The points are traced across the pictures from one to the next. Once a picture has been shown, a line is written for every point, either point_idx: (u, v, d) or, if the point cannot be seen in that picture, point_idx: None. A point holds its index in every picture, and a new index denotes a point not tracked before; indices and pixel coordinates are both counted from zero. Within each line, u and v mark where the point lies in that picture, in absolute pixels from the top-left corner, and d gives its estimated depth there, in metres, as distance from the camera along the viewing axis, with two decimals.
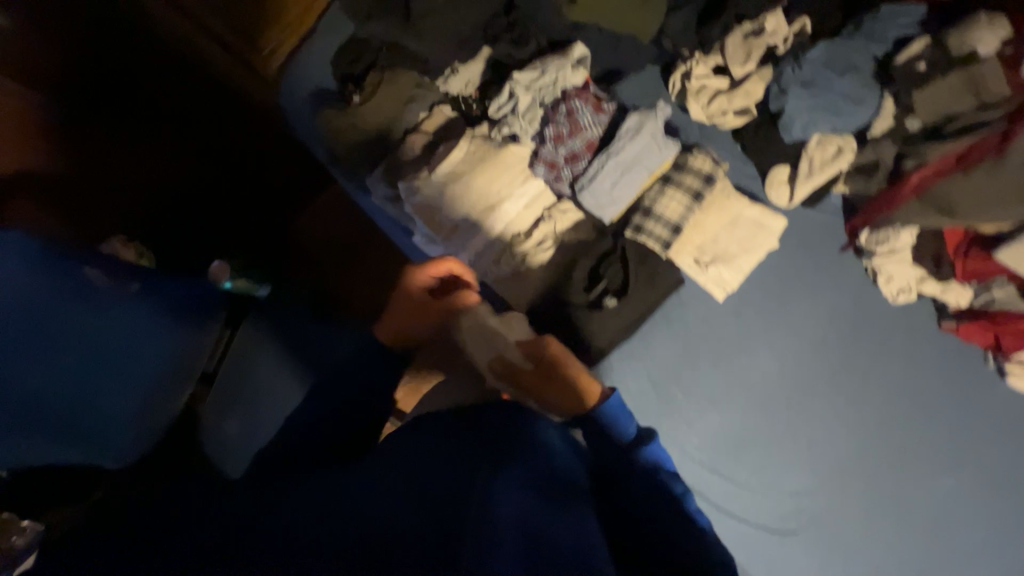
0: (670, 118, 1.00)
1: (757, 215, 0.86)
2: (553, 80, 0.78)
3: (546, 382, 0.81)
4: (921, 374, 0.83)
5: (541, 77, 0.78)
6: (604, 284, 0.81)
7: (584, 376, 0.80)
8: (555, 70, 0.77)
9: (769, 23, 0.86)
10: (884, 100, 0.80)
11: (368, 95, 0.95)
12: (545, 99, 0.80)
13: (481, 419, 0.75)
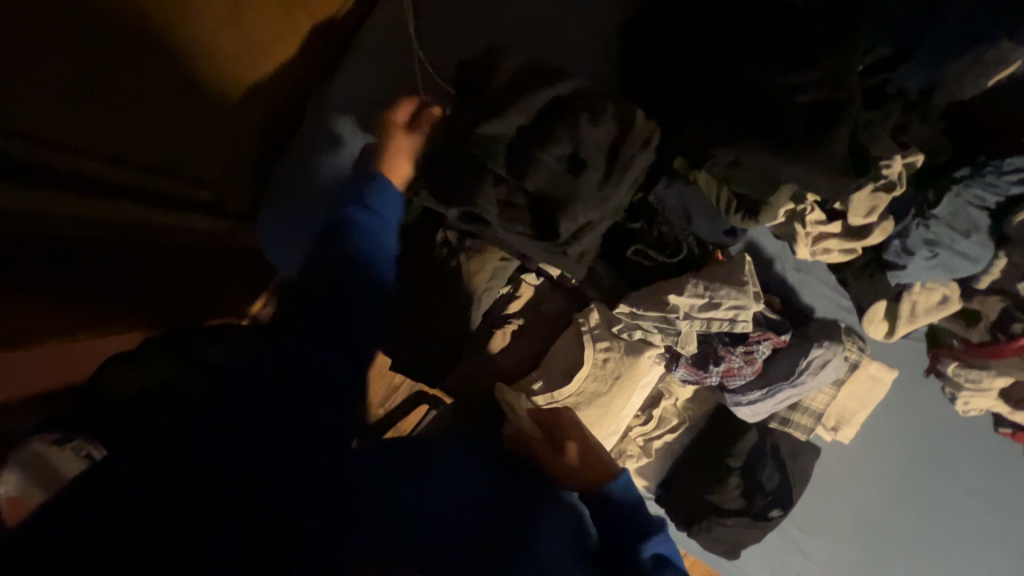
0: (764, 245, 0.93)
1: (875, 369, 0.85)
2: (729, 318, 0.66)
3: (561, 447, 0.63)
4: (1000, 483, 0.94)
5: (714, 310, 0.65)
6: (761, 489, 0.79)
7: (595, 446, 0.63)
8: (733, 311, 0.65)
9: (898, 176, 0.78)
10: (996, 261, 0.81)
11: (450, 288, 0.75)
12: (712, 329, 0.67)
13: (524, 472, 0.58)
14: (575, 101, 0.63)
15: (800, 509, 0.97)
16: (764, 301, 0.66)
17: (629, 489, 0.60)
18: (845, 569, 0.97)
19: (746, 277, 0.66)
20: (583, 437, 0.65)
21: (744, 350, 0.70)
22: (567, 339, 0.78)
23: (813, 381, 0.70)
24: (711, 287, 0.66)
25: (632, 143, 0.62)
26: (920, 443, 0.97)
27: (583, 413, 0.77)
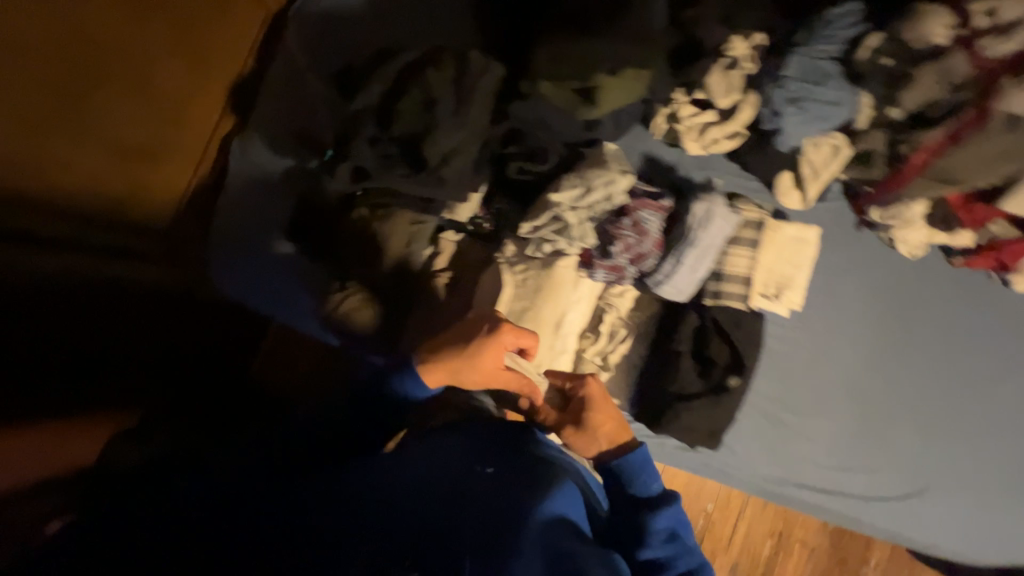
0: (661, 155, 1.00)
1: (795, 230, 0.88)
2: (605, 196, 0.73)
3: (581, 432, 0.72)
4: (954, 309, 0.97)
5: (590, 194, 0.73)
6: (716, 365, 0.81)
7: (614, 425, 0.72)
8: (605, 187, 0.72)
9: (740, 51, 0.86)
10: (863, 97, 0.86)
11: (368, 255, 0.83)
12: (598, 213, 0.74)
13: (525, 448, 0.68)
14: (420, 60, 0.74)
15: (793, 399, 0.93)
16: (630, 172, 0.73)
17: (641, 466, 0.68)
18: (857, 449, 0.93)
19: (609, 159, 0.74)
20: (598, 407, 0.72)
21: (635, 224, 0.76)
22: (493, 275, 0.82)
23: (706, 236, 0.74)
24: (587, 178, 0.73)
25: (477, 79, 0.72)
26: (874, 297, 0.97)
27: None
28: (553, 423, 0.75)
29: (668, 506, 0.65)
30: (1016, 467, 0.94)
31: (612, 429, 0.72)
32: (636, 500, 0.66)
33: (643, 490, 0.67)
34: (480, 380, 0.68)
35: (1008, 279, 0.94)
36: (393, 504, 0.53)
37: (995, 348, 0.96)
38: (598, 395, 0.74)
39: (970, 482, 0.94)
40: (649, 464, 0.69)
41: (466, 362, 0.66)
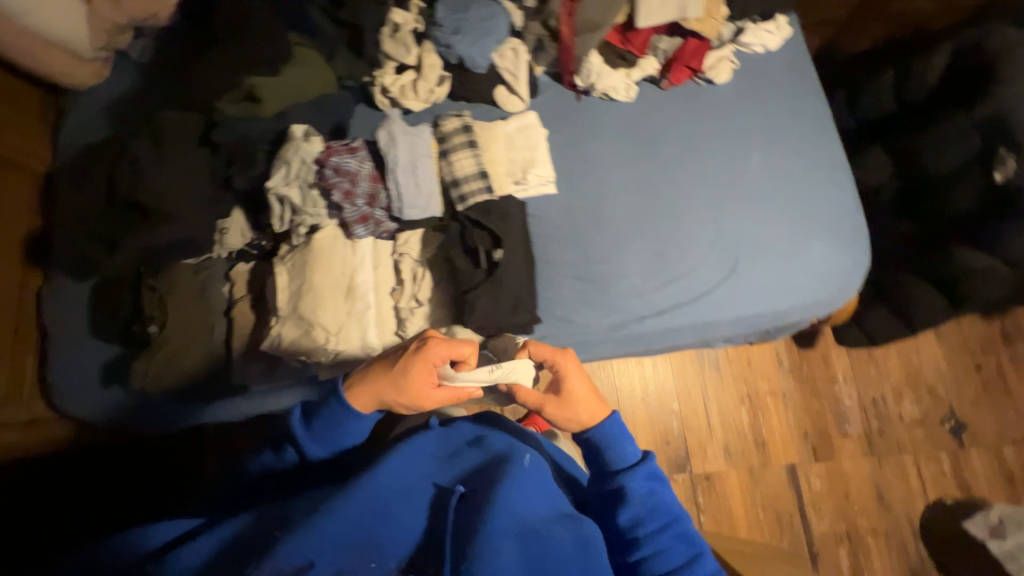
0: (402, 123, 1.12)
1: (514, 124, 1.03)
2: (302, 164, 0.83)
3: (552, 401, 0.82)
4: (685, 116, 1.09)
5: (290, 167, 0.83)
6: (482, 251, 0.90)
7: (591, 402, 0.82)
8: (295, 156, 0.83)
9: (398, 18, 1.05)
10: (505, 5, 1.04)
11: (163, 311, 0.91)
12: (309, 179, 0.85)
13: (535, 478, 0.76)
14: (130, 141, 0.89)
15: (594, 252, 1.02)
16: (312, 134, 0.84)
17: (645, 480, 0.78)
18: (667, 263, 1.01)
19: (293, 135, 0.84)
20: (576, 384, 0.82)
21: (336, 169, 0.82)
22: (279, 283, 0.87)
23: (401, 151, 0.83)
24: (288, 164, 0.83)
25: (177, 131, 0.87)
26: (616, 140, 1.09)
27: (316, 315, 0.85)
28: (537, 398, 0.83)
29: (700, 547, 0.74)
30: (801, 210, 1.03)
31: (588, 406, 0.82)
32: (608, 462, 0.79)
33: (626, 464, 0.78)
34: (423, 395, 0.76)
35: (707, 76, 1.10)
36: (358, 501, 0.64)
37: (734, 128, 1.08)
38: (573, 366, 0.83)
39: (773, 237, 1.03)
40: (625, 434, 0.81)
41: (398, 384, 0.74)
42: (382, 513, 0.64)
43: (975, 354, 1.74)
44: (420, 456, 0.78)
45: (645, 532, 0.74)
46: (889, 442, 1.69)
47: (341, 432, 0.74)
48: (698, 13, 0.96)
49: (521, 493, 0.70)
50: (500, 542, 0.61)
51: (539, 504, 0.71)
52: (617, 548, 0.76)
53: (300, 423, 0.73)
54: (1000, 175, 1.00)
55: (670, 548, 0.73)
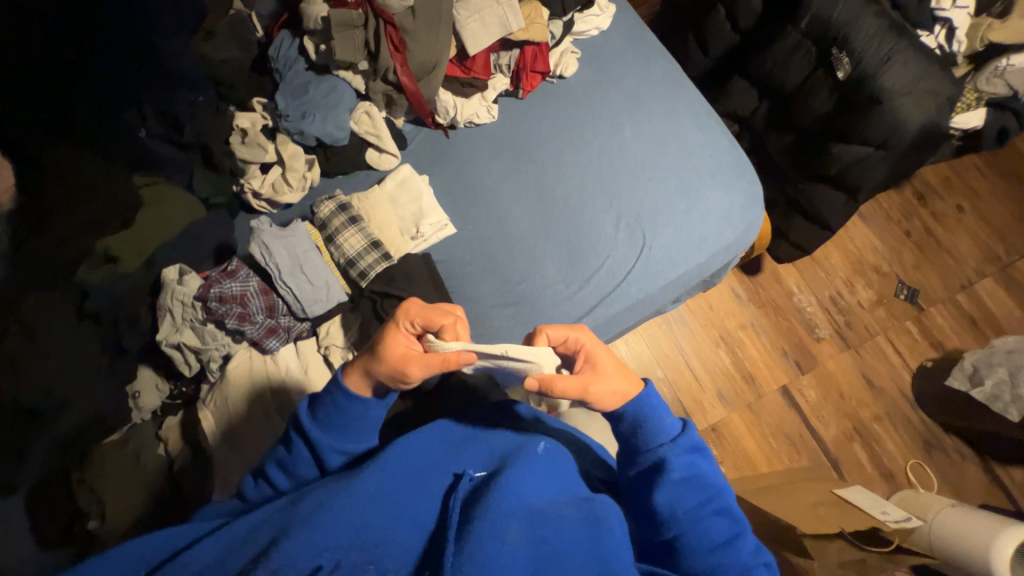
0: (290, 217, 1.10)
1: (392, 183, 1.02)
2: (184, 305, 0.80)
3: (590, 381, 0.71)
4: (549, 118, 1.12)
5: (173, 313, 0.80)
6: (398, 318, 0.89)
7: (621, 373, 0.74)
8: (174, 301, 0.79)
9: (245, 122, 1.04)
10: (341, 75, 1.03)
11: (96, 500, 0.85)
12: (198, 316, 0.81)
13: (551, 460, 0.74)
14: None
15: (510, 274, 1.02)
16: (185, 271, 0.81)
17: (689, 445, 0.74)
18: (580, 259, 1.03)
19: (166, 280, 0.80)
20: (603, 355, 0.74)
21: (221, 299, 0.80)
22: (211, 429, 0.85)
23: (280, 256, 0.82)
24: (171, 311, 0.80)
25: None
26: (495, 162, 1.10)
27: (252, 445, 0.83)
28: (576, 386, 0.70)
29: (739, 526, 0.72)
30: (684, 163, 1.06)
31: (620, 380, 0.74)
32: (649, 437, 0.73)
33: (668, 438, 0.73)
34: (403, 362, 0.68)
35: (557, 73, 1.13)
36: (368, 498, 0.61)
37: (597, 112, 1.11)
38: (593, 342, 0.74)
39: (668, 198, 1.05)
40: (664, 407, 0.75)
41: (375, 351, 0.70)
42: (394, 507, 0.62)
43: (901, 223, 1.83)
44: (434, 444, 0.74)
45: (684, 513, 0.70)
46: (859, 330, 1.75)
47: (345, 427, 0.71)
48: (520, 23, 0.99)
49: (528, 475, 0.68)
50: (505, 525, 0.59)
51: (546, 489, 0.69)
52: (651, 528, 0.72)
53: (308, 419, 0.71)
54: (842, 71, 1.06)
55: (711, 526, 0.70)
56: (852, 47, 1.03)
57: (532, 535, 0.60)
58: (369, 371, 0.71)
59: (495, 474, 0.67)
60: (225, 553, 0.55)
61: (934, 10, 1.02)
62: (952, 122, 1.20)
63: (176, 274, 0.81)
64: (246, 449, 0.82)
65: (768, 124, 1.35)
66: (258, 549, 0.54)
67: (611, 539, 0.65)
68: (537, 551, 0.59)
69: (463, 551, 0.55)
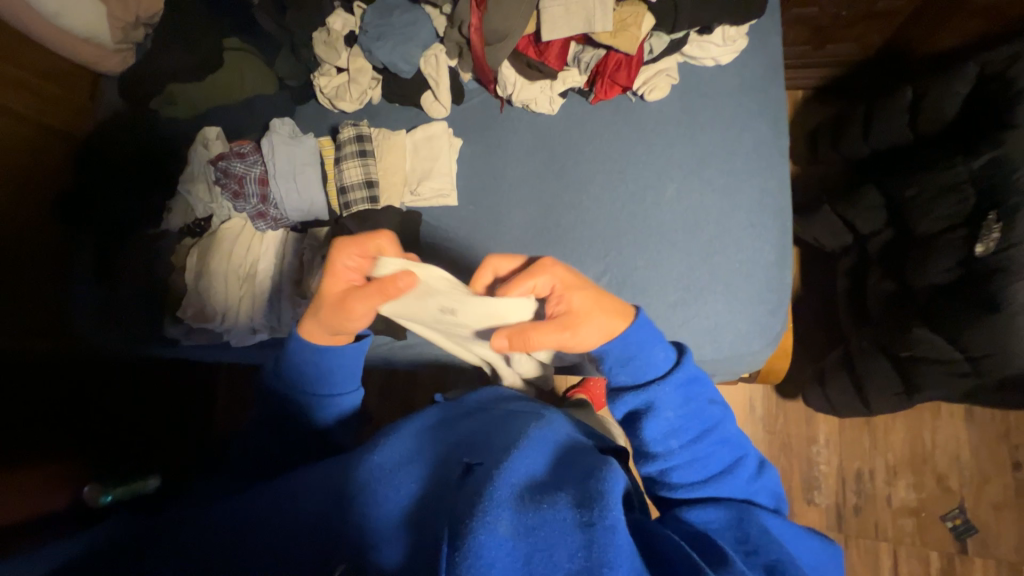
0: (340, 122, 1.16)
1: (421, 135, 1.04)
2: (205, 166, 0.97)
3: (574, 322, 0.65)
4: (603, 138, 1.01)
5: (195, 166, 0.98)
6: None
7: (603, 301, 0.67)
8: (200, 158, 0.97)
9: (336, 22, 1.09)
10: (428, 11, 1.04)
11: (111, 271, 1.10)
12: (210, 178, 0.97)
13: (537, 447, 0.64)
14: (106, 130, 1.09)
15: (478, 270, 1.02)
16: (217, 137, 0.97)
17: (689, 368, 0.68)
18: None
19: (201, 138, 0.97)
20: (578, 285, 0.67)
21: (227, 173, 0.94)
22: (193, 265, 1.02)
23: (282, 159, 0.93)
24: (197, 163, 0.97)
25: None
26: (525, 158, 1.05)
27: (219, 289, 1.01)
28: (552, 339, 0.65)
29: (744, 449, 0.68)
30: (707, 254, 0.93)
31: (602, 309, 0.67)
32: (643, 360, 0.67)
33: (654, 374, 0.66)
34: (344, 298, 0.72)
35: (638, 92, 0.99)
36: (363, 467, 0.62)
37: (654, 154, 0.98)
38: (563, 273, 0.68)
39: (665, 282, 0.93)
40: (653, 337, 0.68)
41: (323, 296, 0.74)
42: (381, 470, 0.61)
43: (1016, 449, 1.39)
44: (423, 430, 0.69)
45: (676, 448, 0.65)
46: (867, 524, 1.44)
47: (316, 373, 0.79)
48: (607, 27, 0.87)
49: (517, 456, 0.59)
50: (497, 518, 0.51)
51: (535, 466, 0.61)
52: (645, 464, 0.68)
53: (271, 372, 0.82)
54: (982, 246, 0.78)
55: (710, 456, 0.65)
56: (1011, 224, 0.75)
57: (525, 528, 0.52)
58: (342, 327, 0.74)
59: (494, 459, 0.59)
60: (236, 515, 0.60)
61: None
62: None
63: (208, 137, 0.97)
64: (211, 292, 1.00)
65: (879, 256, 1.07)
66: (270, 505, 0.60)
67: (614, 542, 0.51)
68: (529, 543, 0.51)
69: (460, 550, 0.49)
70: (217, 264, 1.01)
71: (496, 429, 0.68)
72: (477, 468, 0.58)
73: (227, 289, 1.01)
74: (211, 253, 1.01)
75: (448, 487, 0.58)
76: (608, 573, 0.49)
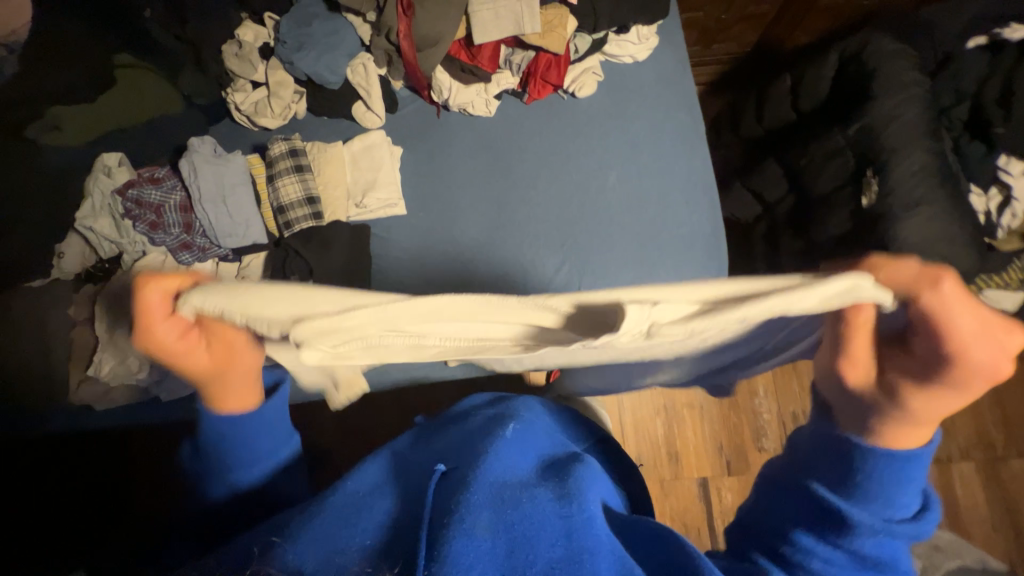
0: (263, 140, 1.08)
1: (358, 145, 1.01)
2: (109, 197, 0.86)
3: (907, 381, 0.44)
4: (541, 137, 1.06)
5: (96, 199, 0.87)
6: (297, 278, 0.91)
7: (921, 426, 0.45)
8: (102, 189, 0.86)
9: (248, 34, 1.03)
10: (350, 19, 1.01)
11: None
12: (116, 209, 0.86)
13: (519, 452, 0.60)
14: None
15: (436, 277, 0.99)
16: (120, 163, 0.87)
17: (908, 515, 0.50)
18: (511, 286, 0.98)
19: (102, 166, 0.87)
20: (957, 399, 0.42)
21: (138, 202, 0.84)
22: (105, 311, 0.89)
23: (205, 181, 0.85)
24: (97, 194, 0.86)
25: None
26: (467, 162, 1.05)
27: (134, 343, 0.88)
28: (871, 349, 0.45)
29: None
30: (650, 234, 1.00)
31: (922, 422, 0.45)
32: (888, 479, 0.48)
33: (891, 505, 0.49)
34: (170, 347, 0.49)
35: (570, 90, 1.04)
36: (339, 510, 0.51)
37: (590, 149, 1.04)
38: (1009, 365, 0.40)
39: (619, 265, 0.98)
40: (909, 480, 0.48)
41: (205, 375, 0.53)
42: (370, 514, 0.51)
43: None
44: (412, 463, 0.60)
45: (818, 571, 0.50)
46: None
47: (274, 426, 0.61)
48: (535, 29, 0.92)
49: (497, 454, 0.57)
50: (473, 516, 0.46)
51: (516, 464, 0.57)
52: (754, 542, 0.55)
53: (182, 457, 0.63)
54: (866, 198, 0.93)
55: None
56: (884, 177, 0.90)
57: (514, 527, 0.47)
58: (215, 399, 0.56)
59: (474, 461, 0.55)
60: None
61: (997, 168, 0.86)
62: (977, 294, 1.06)
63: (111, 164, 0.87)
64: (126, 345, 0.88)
65: (786, 219, 1.22)
66: None
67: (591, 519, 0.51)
68: (512, 538, 0.46)
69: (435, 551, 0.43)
70: (132, 314, 0.88)
71: (478, 436, 0.63)
72: (469, 468, 0.53)
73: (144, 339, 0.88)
74: (125, 300, 0.88)
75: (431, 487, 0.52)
76: (589, 560, 0.46)
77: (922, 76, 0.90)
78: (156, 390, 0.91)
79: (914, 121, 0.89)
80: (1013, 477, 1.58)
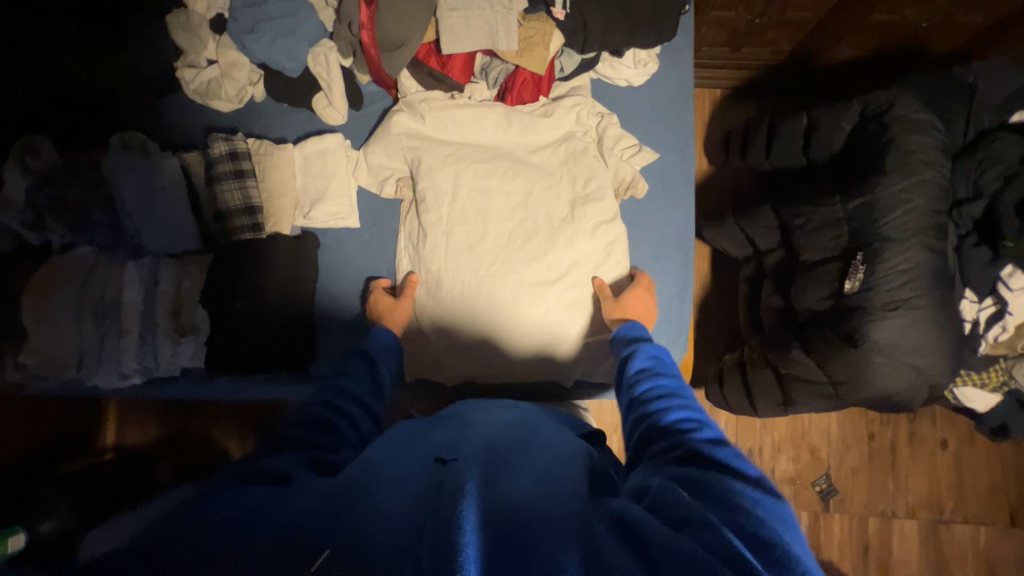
0: (210, 122, 0.96)
1: (310, 147, 0.93)
2: (37, 188, 0.85)
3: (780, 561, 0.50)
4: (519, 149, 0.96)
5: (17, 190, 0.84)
6: (230, 290, 0.89)
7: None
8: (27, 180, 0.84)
9: (199, 2, 0.91)
10: (313, 1, 0.91)
11: None
12: (46, 201, 0.85)
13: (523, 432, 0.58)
14: None
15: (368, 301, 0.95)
16: (47, 156, 0.86)
17: None
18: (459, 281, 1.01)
19: (29, 153, 0.85)
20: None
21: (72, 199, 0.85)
22: (32, 302, 0.85)
23: (137, 183, 0.84)
24: (12, 184, 0.84)
25: None
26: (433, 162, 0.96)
27: (61, 338, 0.85)
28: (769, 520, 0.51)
29: None
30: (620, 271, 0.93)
31: None
32: None
33: None
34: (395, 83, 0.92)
35: (548, 110, 0.93)
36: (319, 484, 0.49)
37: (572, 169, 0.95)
38: None
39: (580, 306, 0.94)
40: None
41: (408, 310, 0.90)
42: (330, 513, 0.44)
43: (872, 423, 1.63)
44: (411, 452, 0.55)
45: None
46: None
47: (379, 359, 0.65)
48: (510, 46, 0.84)
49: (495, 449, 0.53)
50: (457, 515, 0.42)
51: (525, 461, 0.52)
52: None
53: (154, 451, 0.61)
54: (849, 283, 0.84)
55: None
56: (873, 266, 0.81)
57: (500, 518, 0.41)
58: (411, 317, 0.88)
59: (474, 457, 0.51)
60: None
61: (999, 278, 0.79)
62: (952, 388, 0.99)
63: (37, 151, 0.85)
64: (52, 338, 0.85)
65: (773, 272, 1.13)
66: None
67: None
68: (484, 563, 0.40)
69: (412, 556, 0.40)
70: (62, 309, 0.85)
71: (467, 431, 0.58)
72: (466, 475, 0.47)
73: (73, 333, 0.86)
74: (56, 292, 0.85)
75: (431, 498, 0.45)
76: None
77: (943, 159, 0.80)
78: (91, 385, 0.88)
79: (919, 210, 0.79)
80: (952, 540, 1.60)
